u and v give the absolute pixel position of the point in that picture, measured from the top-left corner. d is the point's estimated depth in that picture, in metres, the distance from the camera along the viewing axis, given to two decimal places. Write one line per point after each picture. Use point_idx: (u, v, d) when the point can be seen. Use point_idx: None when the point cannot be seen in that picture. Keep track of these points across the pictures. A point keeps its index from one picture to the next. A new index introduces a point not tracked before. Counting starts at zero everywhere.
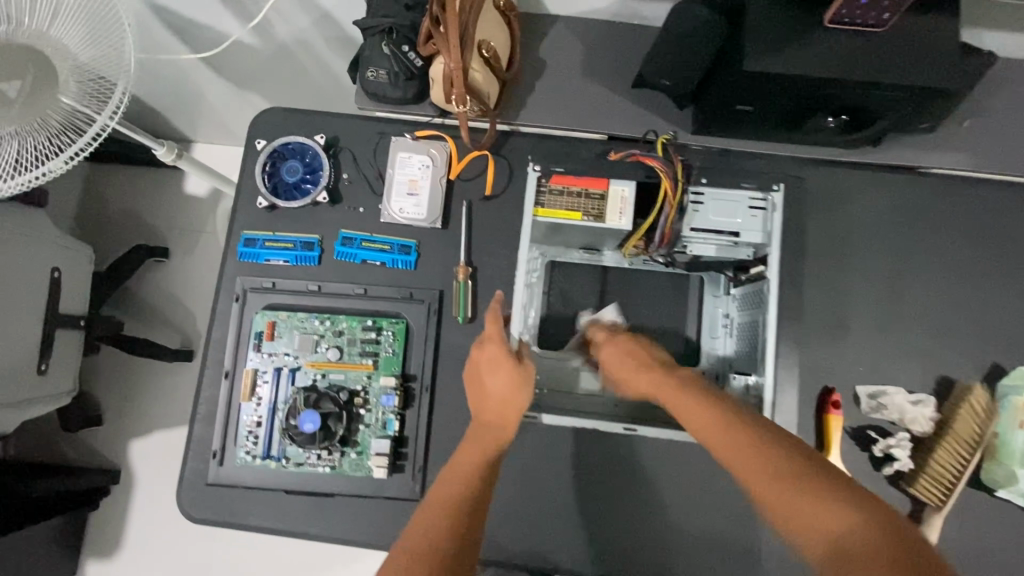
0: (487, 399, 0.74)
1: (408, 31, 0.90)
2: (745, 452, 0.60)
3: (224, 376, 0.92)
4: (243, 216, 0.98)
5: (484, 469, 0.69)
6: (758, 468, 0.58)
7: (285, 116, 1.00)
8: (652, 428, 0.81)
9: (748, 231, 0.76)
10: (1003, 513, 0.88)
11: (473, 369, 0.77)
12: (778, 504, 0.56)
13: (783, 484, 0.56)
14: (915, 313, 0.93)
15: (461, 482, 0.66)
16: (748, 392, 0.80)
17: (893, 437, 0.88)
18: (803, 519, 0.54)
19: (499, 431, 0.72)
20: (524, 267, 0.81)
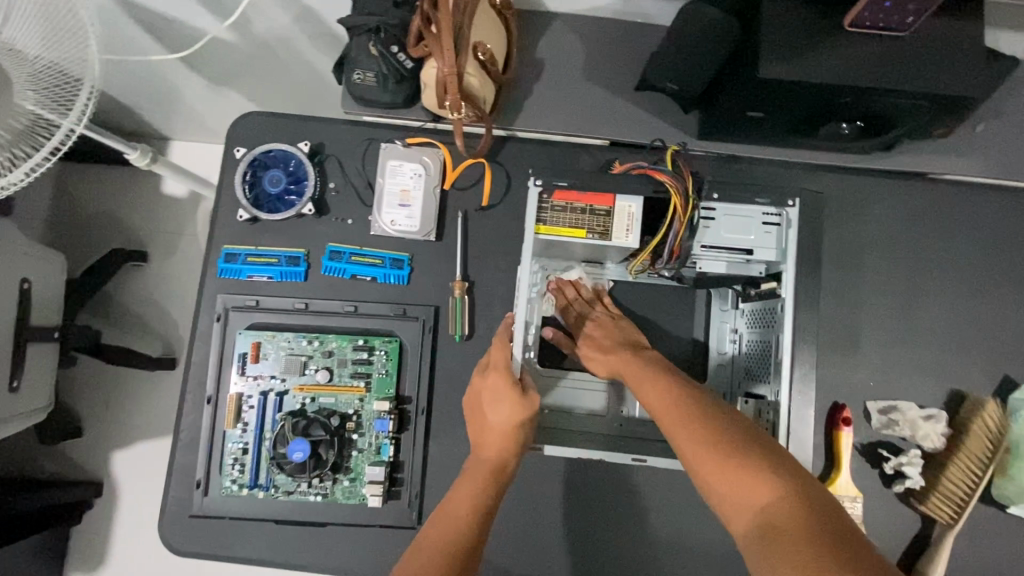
0: (488, 431, 0.70)
1: (397, 31, 0.84)
2: (683, 424, 0.60)
3: (207, 401, 0.87)
4: (224, 229, 0.92)
5: (485, 509, 0.66)
6: (695, 439, 0.58)
7: (266, 121, 0.94)
8: (666, 461, 0.73)
9: (762, 249, 0.73)
10: (1014, 528, 0.86)
11: (474, 397, 0.74)
12: (715, 475, 0.55)
13: (716, 455, 0.56)
14: (926, 324, 0.91)
15: (459, 522, 0.64)
16: (758, 416, 0.76)
17: (904, 454, 0.85)
18: (734, 491, 0.53)
19: (499, 466, 0.69)
20: (524, 286, 0.75)
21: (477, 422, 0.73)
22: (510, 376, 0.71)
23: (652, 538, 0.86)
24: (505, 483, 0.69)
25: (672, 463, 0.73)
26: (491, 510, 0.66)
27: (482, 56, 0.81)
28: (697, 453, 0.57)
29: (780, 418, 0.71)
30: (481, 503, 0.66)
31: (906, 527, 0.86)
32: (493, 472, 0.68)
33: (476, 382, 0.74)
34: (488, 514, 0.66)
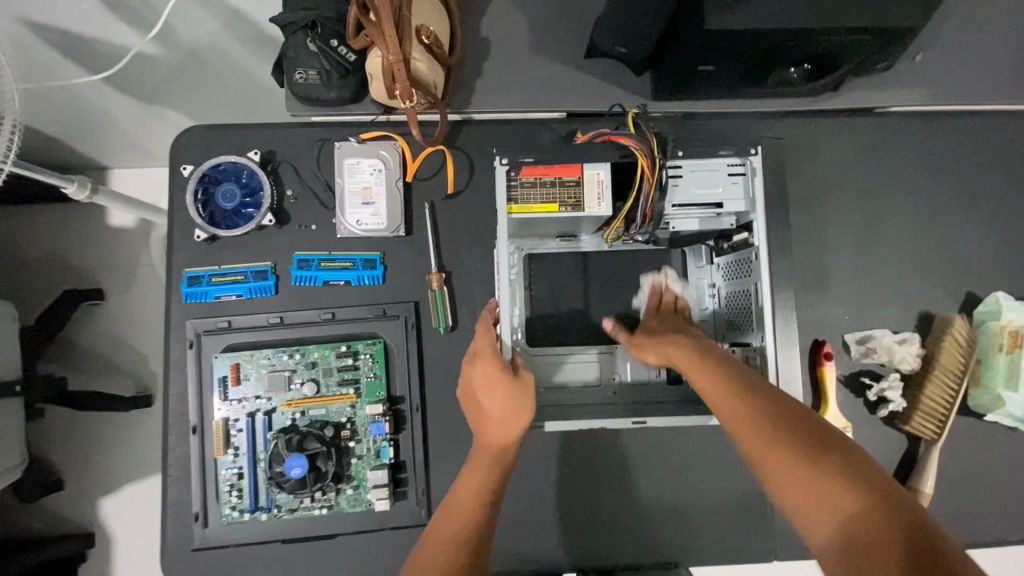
0: (484, 419, 0.69)
1: (335, 23, 0.82)
2: (759, 434, 0.58)
3: (192, 432, 0.84)
4: (182, 251, 0.88)
5: (491, 493, 0.64)
6: (769, 446, 0.56)
7: (209, 134, 0.89)
8: (666, 419, 0.74)
9: (731, 200, 0.73)
10: (992, 433, 0.91)
11: (466, 389, 0.73)
12: (789, 485, 0.54)
13: (794, 462, 0.55)
14: (890, 253, 0.94)
15: (462, 512, 0.62)
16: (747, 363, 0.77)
17: (885, 380, 0.88)
18: (820, 504, 0.52)
19: (500, 453, 0.67)
20: (503, 267, 0.74)
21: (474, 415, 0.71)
22: (503, 363, 0.70)
23: (661, 497, 0.87)
24: (508, 469, 0.67)
25: (671, 421, 0.74)
26: (495, 500, 0.64)
27: (427, 40, 0.78)
28: (778, 464, 0.55)
29: (767, 364, 0.72)
30: (484, 491, 0.64)
31: (894, 447, 0.90)
32: (494, 457, 0.67)
33: (467, 372, 0.73)
34: (492, 505, 0.64)
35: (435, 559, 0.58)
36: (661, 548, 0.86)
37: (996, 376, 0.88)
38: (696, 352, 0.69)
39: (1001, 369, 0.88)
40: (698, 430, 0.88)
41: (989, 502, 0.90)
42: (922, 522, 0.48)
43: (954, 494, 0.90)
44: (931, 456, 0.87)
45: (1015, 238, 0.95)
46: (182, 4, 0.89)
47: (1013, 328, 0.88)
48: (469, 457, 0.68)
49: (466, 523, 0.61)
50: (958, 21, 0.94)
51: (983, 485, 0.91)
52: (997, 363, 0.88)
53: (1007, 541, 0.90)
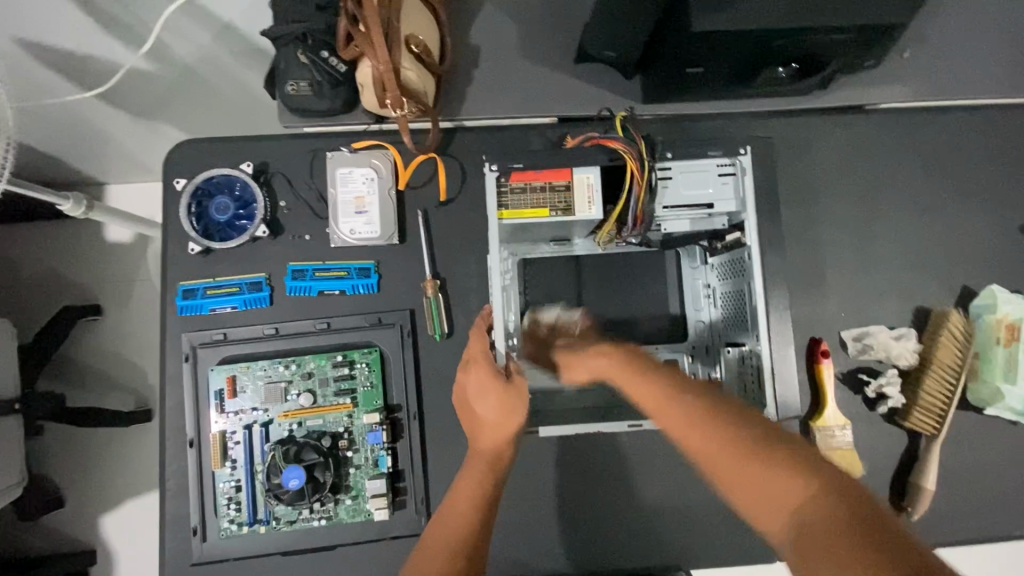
0: (478, 425, 0.69)
1: (325, 35, 0.82)
2: (701, 431, 0.56)
3: (190, 445, 0.83)
4: (177, 265, 0.88)
5: (487, 502, 0.64)
6: (712, 441, 0.54)
7: (202, 147, 0.90)
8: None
9: (721, 201, 0.74)
10: (992, 427, 0.91)
11: (461, 396, 0.73)
12: (738, 481, 0.52)
13: (739, 455, 0.52)
14: (884, 250, 0.94)
15: (459, 522, 0.62)
16: (743, 363, 0.77)
17: (883, 376, 0.88)
18: (770, 501, 0.49)
19: (495, 458, 0.67)
20: (496, 273, 0.74)
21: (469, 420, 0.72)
22: (494, 368, 0.70)
23: (661, 500, 0.87)
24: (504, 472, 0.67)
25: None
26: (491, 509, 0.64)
27: (417, 49, 0.79)
28: (726, 467, 0.53)
29: (763, 363, 0.73)
30: (480, 500, 0.64)
31: (894, 444, 0.90)
32: (490, 464, 0.67)
33: (461, 380, 0.73)
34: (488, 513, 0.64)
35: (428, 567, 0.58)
36: (663, 552, 0.86)
37: (994, 369, 0.88)
38: (632, 362, 0.66)
39: (1000, 362, 0.87)
40: None
41: (993, 498, 0.90)
42: (871, 502, 0.46)
43: (956, 490, 0.90)
44: (932, 452, 0.86)
45: (1009, 231, 0.95)
46: (173, 19, 0.90)
47: (1010, 320, 0.88)
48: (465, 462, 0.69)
49: (460, 528, 0.61)
50: (946, 17, 0.94)
51: (985, 480, 0.90)
52: (995, 356, 0.88)
53: (1011, 536, 0.89)
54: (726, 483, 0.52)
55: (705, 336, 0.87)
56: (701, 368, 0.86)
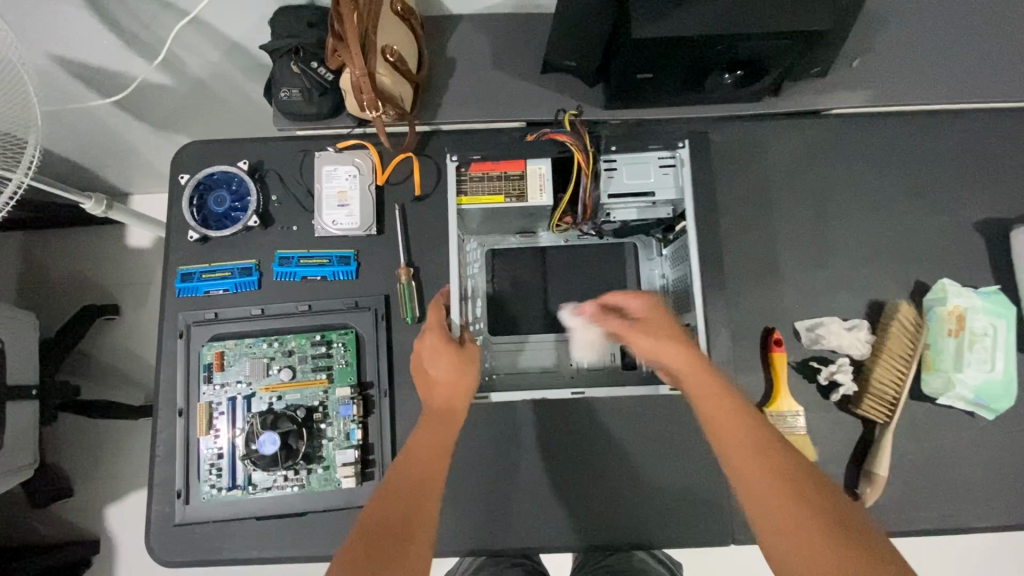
0: (432, 385, 0.78)
1: (315, 48, 0.93)
2: (769, 464, 0.61)
3: (179, 414, 0.91)
4: (177, 251, 0.97)
5: (439, 449, 0.73)
6: (772, 478, 0.60)
7: (206, 147, 1.00)
8: (602, 390, 0.83)
9: (663, 189, 0.81)
10: (950, 418, 0.92)
11: (417, 362, 0.82)
12: (783, 519, 0.58)
13: (795, 498, 0.58)
14: (839, 245, 0.98)
15: (418, 463, 0.71)
16: (687, 341, 0.84)
17: (834, 363, 0.92)
18: (806, 544, 0.56)
19: (447, 411, 0.76)
20: (456, 258, 0.83)
21: (421, 381, 0.81)
22: (448, 338, 0.80)
23: (617, 480, 0.90)
24: (456, 425, 0.76)
25: (609, 390, 0.85)
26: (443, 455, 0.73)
27: (391, 58, 0.88)
28: (775, 502, 0.59)
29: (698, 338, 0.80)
30: (435, 449, 0.73)
31: (850, 432, 0.92)
32: (444, 420, 0.76)
33: (417, 346, 0.82)
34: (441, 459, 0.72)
35: (393, 504, 0.67)
36: (619, 530, 0.89)
37: (944, 360, 0.90)
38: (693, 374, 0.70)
39: (949, 352, 0.90)
40: (653, 414, 0.91)
41: (950, 489, 0.91)
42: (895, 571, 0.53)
43: (913, 481, 0.91)
44: (886, 438, 0.88)
45: (962, 228, 0.99)
46: (187, 36, 1.03)
47: (959, 311, 0.91)
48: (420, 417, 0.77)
49: (422, 468, 0.71)
50: (898, 25, 0.99)
51: (942, 472, 0.91)
52: (945, 345, 0.91)
53: (971, 527, 0.90)
54: (770, 518, 0.58)
55: None
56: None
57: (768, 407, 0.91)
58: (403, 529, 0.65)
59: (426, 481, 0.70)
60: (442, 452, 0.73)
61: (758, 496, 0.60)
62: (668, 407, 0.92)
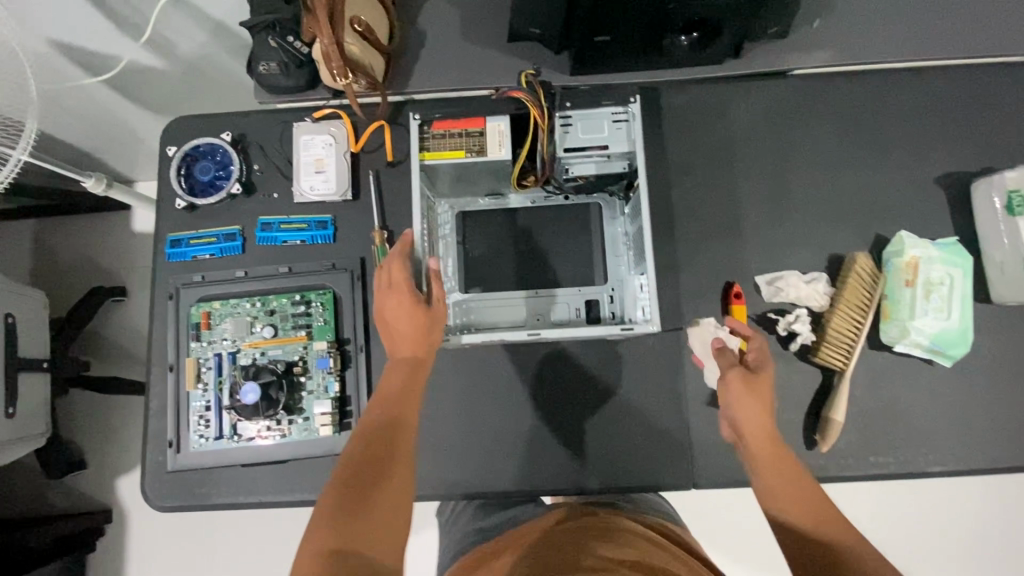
0: (399, 336, 0.83)
1: (292, 24, 0.98)
2: (783, 469, 0.76)
3: (170, 369, 0.97)
4: (166, 219, 1.03)
5: (411, 385, 0.80)
6: (791, 479, 0.75)
7: (192, 122, 1.06)
8: (555, 331, 0.87)
9: (616, 142, 0.86)
10: (909, 367, 0.94)
11: (383, 310, 0.85)
12: (789, 506, 0.73)
13: (798, 498, 0.73)
14: (800, 202, 1.00)
15: (397, 400, 0.78)
16: (642, 290, 0.91)
17: (792, 314, 0.95)
18: (809, 516, 0.72)
19: (415, 356, 0.82)
20: (417, 206, 0.88)
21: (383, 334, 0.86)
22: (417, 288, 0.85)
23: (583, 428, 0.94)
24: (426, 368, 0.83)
25: (562, 332, 0.88)
26: (416, 391, 0.80)
27: (359, 27, 0.92)
28: (786, 495, 0.74)
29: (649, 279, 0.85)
30: (409, 386, 0.80)
31: (810, 381, 0.94)
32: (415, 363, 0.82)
33: (382, 296, 0.86)
34: (415, 393, 0.80)
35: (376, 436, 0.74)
36: (585, 477, 0.93)
37: (902, 308, 0.92)
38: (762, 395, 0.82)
39: (906, 300, 0.92)
40: (617, 366, 0.95)
41: (910, 436, 0.93)
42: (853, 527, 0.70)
43: (873, 428, 0.93)
44: (842, 385, 0.91)
45: (923, 183, 1.00)
46: (172, 15, 1.08)
47: (916, 261, 0.93)
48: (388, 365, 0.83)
49: (397, 409, 0.77)
50: None
51: (900, 420, 0.93)
52: (902, 295, 0.93)
53: (929, 471, 0.92)
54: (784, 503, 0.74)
55: (619, 276, 0.97)
56: (619, 304, 0.96)
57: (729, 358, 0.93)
58: (381, 461, 0.71)
59: (398, 420, 0.76)
60: (413, 394, 0.79)
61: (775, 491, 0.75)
62: (631, 359, 0.95)
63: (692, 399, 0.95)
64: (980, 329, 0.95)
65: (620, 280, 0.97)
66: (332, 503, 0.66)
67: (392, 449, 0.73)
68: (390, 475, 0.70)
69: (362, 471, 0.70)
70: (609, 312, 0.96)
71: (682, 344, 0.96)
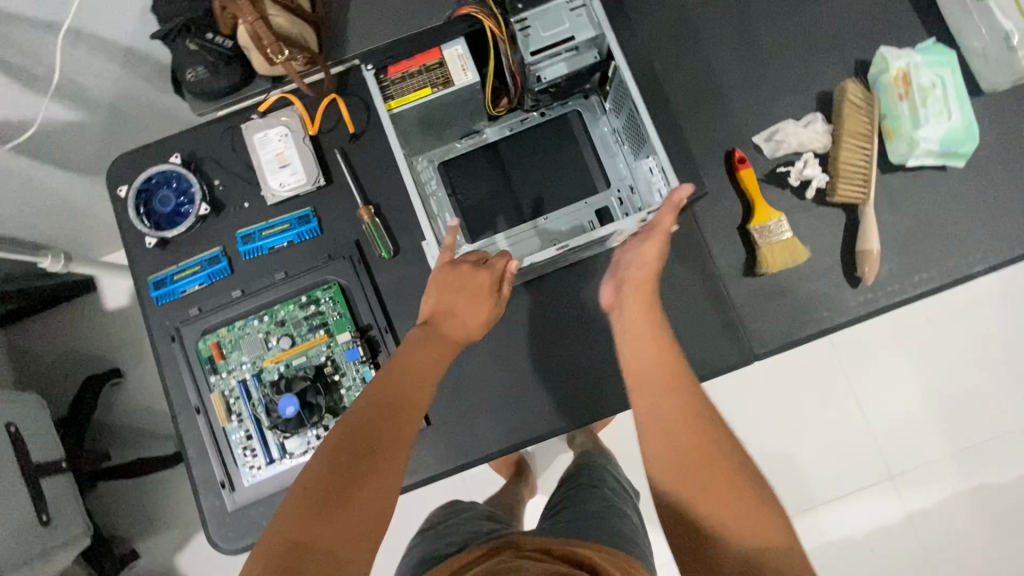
0: (444, 318, 0.81)
1: (204, 20, 0.90)
2: (680, 400, 0.70)
3: (197, 412, 0.91)
4: (142, 263, 0.97)
5: (429, 370, 0.76)
6: (679, 414, 0.69)
7: (135, 156, 0.99)
8: (583, 236, 0.83)
9: (580, 30, 0.83)
10: (925, 180, 0.93)
11: (433, 287, 0.81)
12: (658, 454, 0.68)
13: (705, 434, 0.68)
14: (774, 52, 0.97)
15: (410, 385, 0.73)
16: (654, 173, 0.88)
17: (800, 161, 0.92)
18: (679, 461, 0.66)
19: (439, 334, 0.80)
20: (400, 157, 0.84)
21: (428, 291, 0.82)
22: (472, 266, 0.81)
23: None
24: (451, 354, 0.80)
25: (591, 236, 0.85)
26: (433, 379, 0.76)
27: None
28: (674, 431, 0.68)
29: (660, 155, 0.83)
30: (427, 369, 0.76)
31: (835, 223, 0.93)
32: (440, 345, 0.79)
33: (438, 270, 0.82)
34: (431, 381, 0.76)
35: (375, 418, 0.68)
36: None
37: (905, 122, 0.90)
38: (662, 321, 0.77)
39: (905, 114, 0.91)
40: None
41: (944, 246, 0.92)
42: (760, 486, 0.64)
43: (908, 249, 0.92)
44: (868, 214, 0.90)
45: None
46: (76, 52, 1.00)
47: (904, 73, 0.91)
48: (415, 332, 0.79)
49: (405, 395, 0.72)
50: None
51: (931, 233, 0.92)
52: (900, 110, 0.91)
53: (973, 273, 0.91)
54: (659, 457, 0.68)
55: (621, 173, 0.94)
56: (629, 202, 0.93)
57: (752, 223, 0.91)
58: (375, 447, 0.66)
59: (401, 407, 0.71)
60: (426, 382, 0.75)
61: (651, 437, 0.70)
62: None
63: (727, 276, 0.93)
64: (981, 123, 0.94)
65: (623, 178, 0.94)
66: (313, 483, 0.61)
67: (390, 431, 0.68)
68: (378, 465, 0.64)
69: (353, 454, 0.64)
70: (622, 214, 0.93)
71: (701, 226, 0.93)
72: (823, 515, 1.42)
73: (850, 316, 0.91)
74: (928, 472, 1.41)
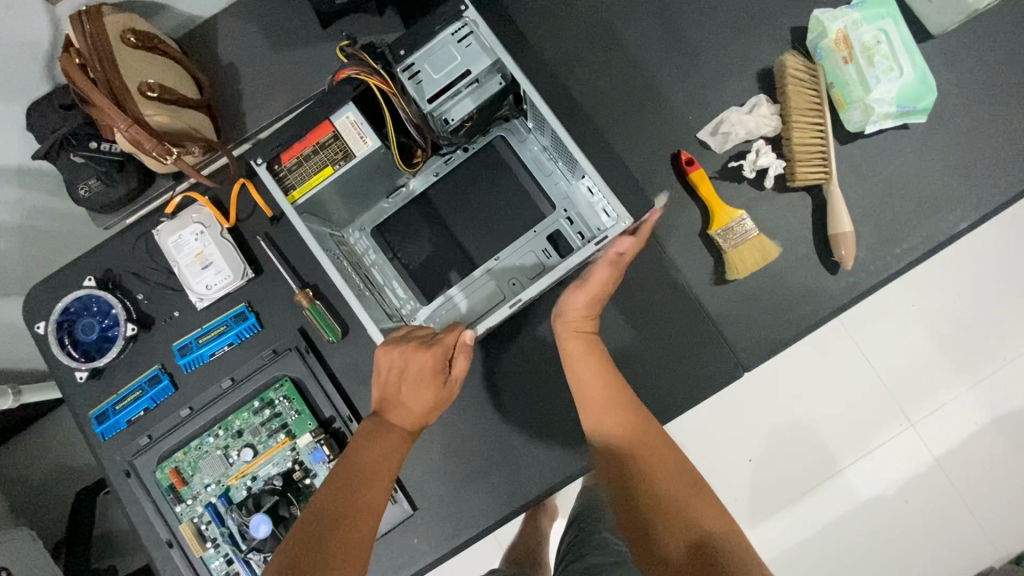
0: (398, 403, 0.73)
1: (85, 129, 0.84)
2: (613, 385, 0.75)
3: (169, 545, 0.85)
4: (80, 397, 0.90)
5: (383, 471, 0.69)
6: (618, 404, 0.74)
7: (49, 286, 0.92)
8: (535, 288, 0.75)
9: (474, 61, 0.77)
10: (888, 143, 0.86)
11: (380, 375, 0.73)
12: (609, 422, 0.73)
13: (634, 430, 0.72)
14: (702, 37, 0.90)
15: (362, 488, 0.66)
16: (593, 191, 0.81)
17: (753, 151, 0.85)
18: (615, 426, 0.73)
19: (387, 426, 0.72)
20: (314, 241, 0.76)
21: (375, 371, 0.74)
22: (418, 346, 0.72)
23: None
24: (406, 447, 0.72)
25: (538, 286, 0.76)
26: (388, 479, 0.69)
27: (153, 93, 0.78)
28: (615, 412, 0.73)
29: (596, 176, 0.75)
30: (381, 469, 0.68)
31: (801, 208, 0.86)
32: (396, 437, 0.72)
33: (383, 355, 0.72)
34: (386, 481, 0.68)
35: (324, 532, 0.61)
36: None
37: (853, 87, 0.83)
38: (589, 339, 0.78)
39: (854, 79, 0.83)
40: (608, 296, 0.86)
41: (920, 209, 0.85)
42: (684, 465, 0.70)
43: (883, 220, 0.85)
44: (835, 194, 0.83)
45: None
46: None
47: (844, 34, 0.84)
48: (365, 422, 0.73)
49: (356, 502, 0.64)
50: None
51: (903, 199, 0.86)
52: (848, 74, 0.84)
53: (957, 232, 0.84)
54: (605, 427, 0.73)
55: (561, 195, 0.87)
56: (581, 222, 0.85)
57: (714, 228, 0.84)
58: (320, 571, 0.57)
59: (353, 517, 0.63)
60: (378, 482, 0.67)
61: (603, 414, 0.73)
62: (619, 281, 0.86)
63: (697, 287, 0.86)
64: (936, 69, 0.87)
65: (566, 197, 0.86)
66: None
67: (339, 545, 0.60)
68: None
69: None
70: (576, 236, 0.85)
71: (659, 240, 0.87)
72: (851, 486, 1.36)
73: (835, 304, 0.84)
74: (950, 421, 1.35)
